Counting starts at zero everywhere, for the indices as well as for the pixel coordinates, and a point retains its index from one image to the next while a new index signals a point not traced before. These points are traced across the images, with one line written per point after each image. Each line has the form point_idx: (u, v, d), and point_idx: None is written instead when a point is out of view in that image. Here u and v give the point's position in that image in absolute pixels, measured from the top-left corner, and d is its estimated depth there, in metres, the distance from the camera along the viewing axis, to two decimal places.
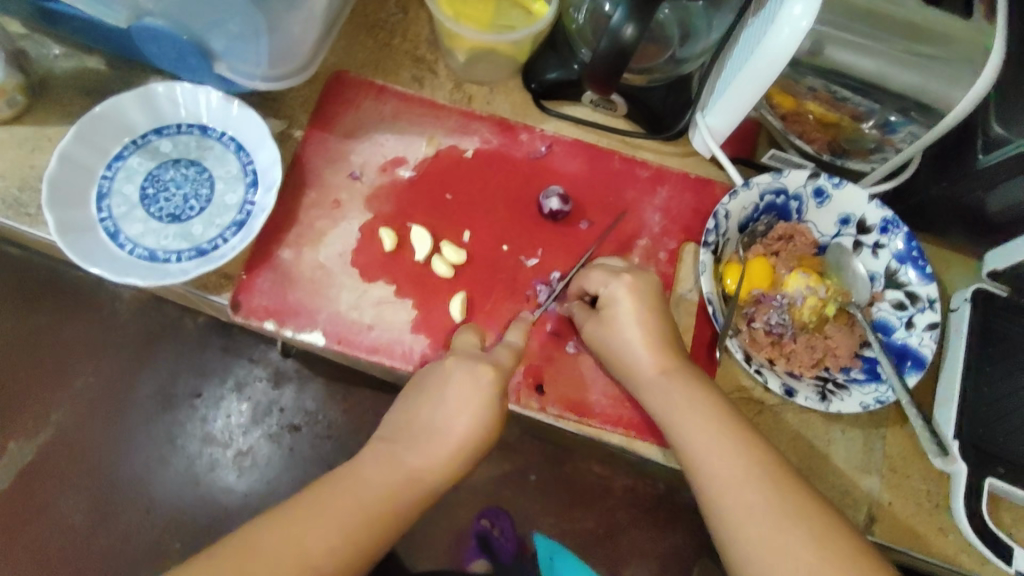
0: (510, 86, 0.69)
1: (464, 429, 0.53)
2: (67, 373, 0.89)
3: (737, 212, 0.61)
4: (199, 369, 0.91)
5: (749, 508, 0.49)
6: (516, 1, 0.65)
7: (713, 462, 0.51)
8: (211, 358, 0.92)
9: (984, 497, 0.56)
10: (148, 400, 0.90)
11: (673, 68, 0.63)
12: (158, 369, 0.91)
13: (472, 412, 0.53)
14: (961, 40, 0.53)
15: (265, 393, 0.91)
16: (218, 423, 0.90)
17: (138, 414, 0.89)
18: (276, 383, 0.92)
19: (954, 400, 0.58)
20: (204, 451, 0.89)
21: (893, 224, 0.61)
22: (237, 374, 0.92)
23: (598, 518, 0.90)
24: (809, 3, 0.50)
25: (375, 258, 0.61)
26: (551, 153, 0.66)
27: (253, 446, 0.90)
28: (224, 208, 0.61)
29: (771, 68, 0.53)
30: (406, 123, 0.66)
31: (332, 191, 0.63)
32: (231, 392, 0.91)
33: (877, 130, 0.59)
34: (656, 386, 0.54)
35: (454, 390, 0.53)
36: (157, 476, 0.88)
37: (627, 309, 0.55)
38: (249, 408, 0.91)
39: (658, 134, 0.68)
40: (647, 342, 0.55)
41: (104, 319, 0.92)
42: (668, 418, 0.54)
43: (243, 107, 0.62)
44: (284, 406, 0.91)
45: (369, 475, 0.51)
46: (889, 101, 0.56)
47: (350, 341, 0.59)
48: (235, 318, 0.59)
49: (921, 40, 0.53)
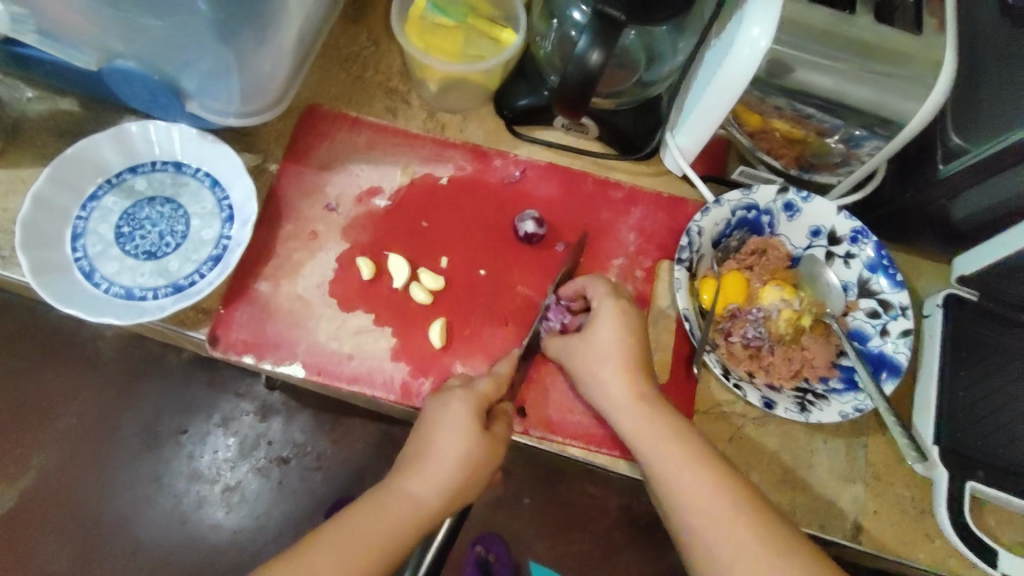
0: (482, 113, 0.70)
1: (457, 469, 0.52)
2: (47, 415, 0.88)
3: (709, 228, 0.62)
4: (184, 407, 0.91)
5: (720, 544, 0.49)
6: (484, 31, 0.66)
7: (687, 487, 0.51)
8: (197, 393, 0.91)
9: (966, 501, 0.56)
10: (131, 438, 0.89)
11: (641, 90, 0.65)
12: (142, 408, 0.90)
13: (461, 453, 0.52)
14: (916, 56, 0.53)
15: (251, 428, 0.91)
16: (205, 460, 0.89)
17: (122, 455, 0.88)
18: (263, 417, 0.92)
19: (932, 404, 0.58)
20: (192, 489, 0.88)
21: (862, 234, 0.62)
22: (223, 410, 0.91)
23: (591, 540, 0.93)
24: (765, 24, 0.52)
25: (353, 288, 0.61)
26: (524, 178, 0.67)
27: (241, 481, 0.89)
28: (200, 244, 0.62)
29: (732, 88, 0.55)
30: (380, 153, 0.67)
31: (308, 222, 0.63)
32: (218, 428, 0.90)
33: (842, 144, 0.60)
34: (635, 416, 0.53)
35: (448, 427, 0.52)
36: (144, 515, 0.87)
37: (609, 330, 0.55)
38: (236, 443, 0.90)
39: (629, 155, 0.69)
40: (620, 373, 0.54)
41: (85, 358, 0.91)
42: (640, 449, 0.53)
43: (217, 142, 0.63)
44: (272, 439, 0.91)
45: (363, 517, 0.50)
46: (851, 118, 0.57)
47: (330, 372, 0.58)
48: (213, 353, 0.59)
49: (874, 57, 0.54)
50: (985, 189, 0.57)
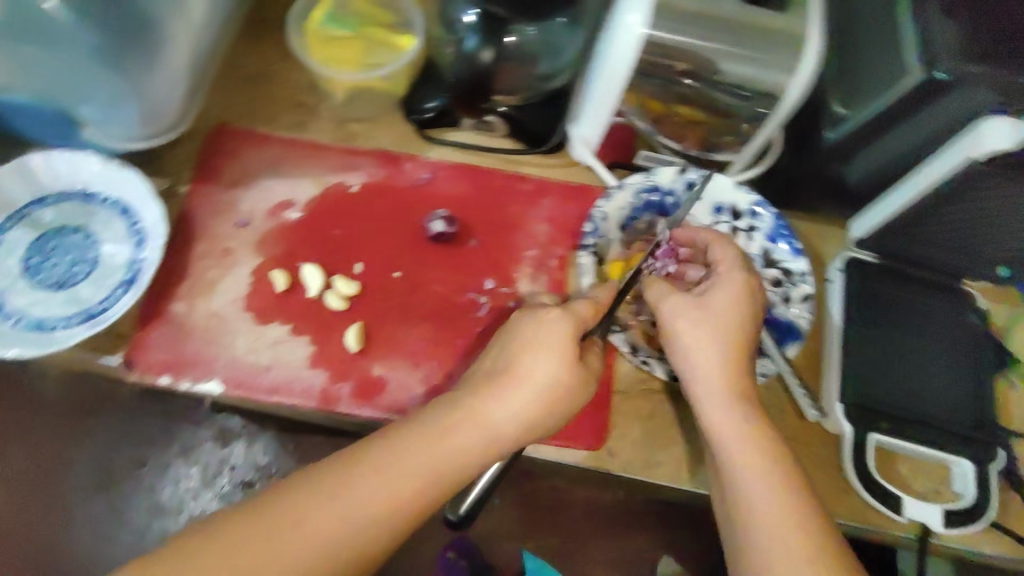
0: (391, 120, 0.71)
1: (503, 430, 0.50)
2: None
3: (614, 212, 0.64)
4: (139, 438, 0.89)
5: (779, 516, 0.49)
6: (382, 39, 0.67)
7: (764, 493, 0.50)
8: (150, 425, 0.90)
9: (871, 452, 0.58)
10: (85, 474, 0.88)
11: (540, 85, 0.65)
12: (93, 444, 0.89)
13: (520, 417, 0.51)
14: (785, 31, 0.55)
15: (212, 455, 0.90)
16: (166, 491, 0.89)
17: (77, 492, 0.88)
18: (224, 443, 0.91)
19: (836, 363, 0.60)
20: (153, 523, 0.89)
21: (762, 207, 0.64)
22: (181, 440, 0.90)
23: (559, 532, 0.91)
24: (644, 12, 0.54)
25: (268, 300, 0.62)
26: (434, 179, 0.69)
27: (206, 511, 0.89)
28: (112, 270, 0.62)
29: (617, 76, 0.58)
30: (289, 166, 0.68)
31: (221, 240, 0.64)
32: (178, 459, 0.90)
33: (746, 122, 0.61)
34: (722, 389, 0.53)
35: (517, 381, 0.51)
36: (107, 552, 0.87)
37: (730, 288, 0.55)
38: (198, 472, 0.90)
39: (536, 148, 0.71)
40: (724, 381, 0.53)
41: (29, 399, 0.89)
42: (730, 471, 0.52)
43: (122, 168, 0.63)
44: (234, 465, 0.91)
45: (400, 463, 0.48)
46: (740, 99, 0.58)
47: (249, 385, 0.59)
48: (130, 377, 0.59)
49: (748, 35, 0.55)
50: (877, 150, 0.60)
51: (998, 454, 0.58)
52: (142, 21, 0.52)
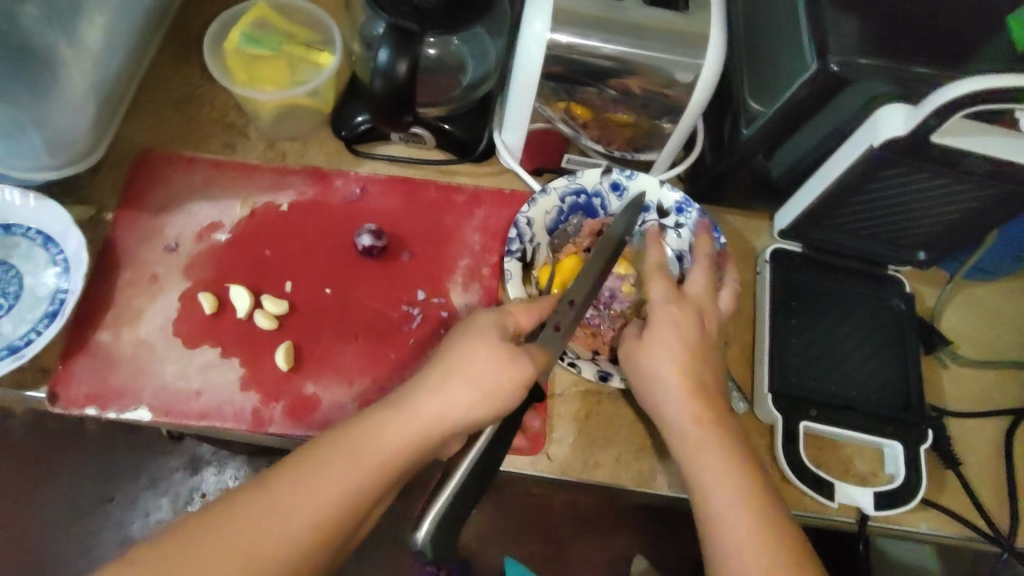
0: (322, 137, 0.72)
1: (462, 412, 0.49)
2: None
3: (541, 216, 0.64)
4: (101, 475, 1.05)
5: (739, 520, 0.49)
6: (303, 56, 0.67)
7: (725, 495, 0.50)
8: (116, 460, 1.05)
9: (802, 440, 0.58)
10: (85, 503, 1.03)
11: (469, 94, 0.68)
12: (102, 468, 1.05)
13: (476, 398, 0.50)
14: (682, 32, 0.56)
15: (182, 484, 1.05)
16: (155, 517, 1.03)
17: (93, 520, 1.02)
18: (194, 470, 1.05)
19: (766, 354, 0.61)
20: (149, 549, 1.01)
21: (686, 205, 0.66)
22: (150, 471, 1.05)
23: (542, 538, 1.02)
24: (546, 19, 0.55)
25: (197, 324, 0.61)
26: (365, 195, 0.69)
27: None
28: (34, 302, 0.61)
29: (529, 82, 0.59)
30: (218, 189, 0.68)
31: (148, 266, 0.63)
32: (148, 489, 1.04)
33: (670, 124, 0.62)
34: (686, 396, 0.54)
35: (467, 365, 0.50)
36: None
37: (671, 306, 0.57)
38: (167, 501, 1.04)
39: (466, 157, 0.71)
40: (684, 386, 0.54)
41: None
42: (689, 466, 0.52)
43: (42, 199, 0.62)
44: (204, 490, 1.05)
45: (356, 450, 0.47)
46: (654, 104, 0.60)
47: (178, 412, 0.58)
48: (55, 410, 0.58)
49: (648, 36, 0.56)
50: (794, 142, 0.61)
51: (928, 434, 0.59)
52: (30, 50, 0.49)
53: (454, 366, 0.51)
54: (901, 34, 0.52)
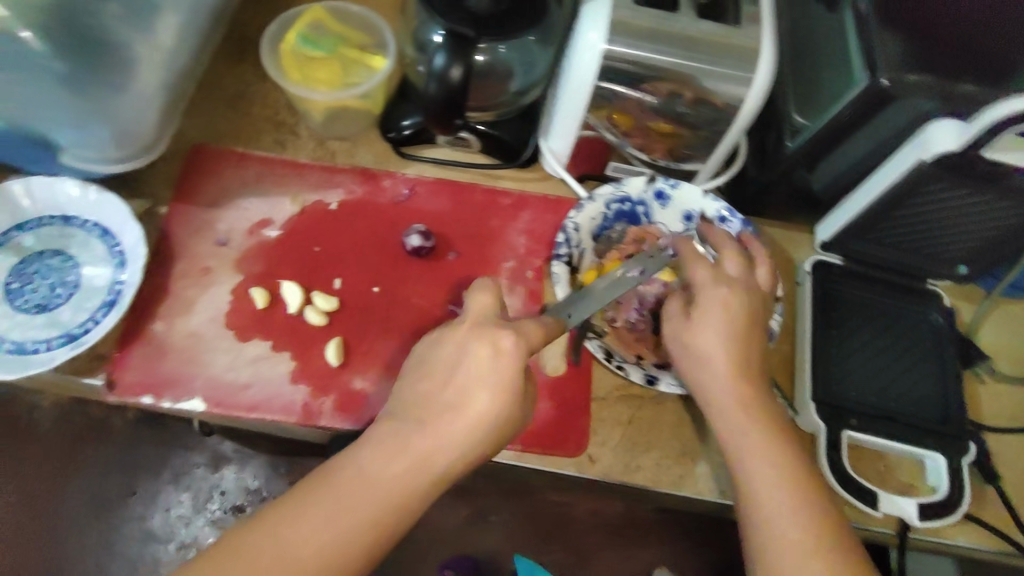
0: (371, 137, 0.74)
1: (472, 421, 0.48)
2: None
3: (586, 222, 0.65)
4: (128, 468, 1.03)
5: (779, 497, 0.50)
6: (358, 59, 0.69)
7: (764, 467, 0.51)
8: (144, 451, 1.04)
9: (845, 449, 0.58)
10: (111, 495, 1.02)
11: (516, 100, 0.69)
12: (116, 469, 1.03)
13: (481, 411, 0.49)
14: (741, 47, 0.56)
15: (204, 480, 1.04)
16: (168, 522, 1.02)
17: (111, 520, 1.01)
18: (216, 467, 1.04)
19: (808, 364, 0.62)
20: (175, 549, 1.01)
21: (729, 214, 0.66)
22: (173, 466, 1.04)
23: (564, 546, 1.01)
24: (601, 27, 0.56)
25: (248, 317, 0.62)
26: (413, 196, 0.71)
27: (196, 535, 1.01)
28: (93, 292, 0.63)
29: (581, 88, 0.59)
30: (269, 185, 0.69)
31: (200, 259, 0.64)
32: (169, 484, 1.03)
33: (708, 132, 0.63)
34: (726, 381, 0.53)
35: (472, 375, 0.49)
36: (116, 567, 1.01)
37: (717, 303, 0.55)
38: (189, 498, 1.03)
39: (511, 163, 0.73)
40: (730, 364, 0.54)
41: None
42: (729, 434, 0.53)
43: (102, 192, 0.64)
44: (225, 489, 1.03)
45: (367, 477, 0.46)
46: (698, 113, 0.60)
47: (229, 403, 0.59)
48: (110, 397, 0.59)
49: (697, 47, 0.57)
50: (837, 156, 0.63)
51: (969, 446, 0.60)
52: (104, 42, 0.52)
53: (454, 397, 0.49)
54: (944, 54, 0.52)
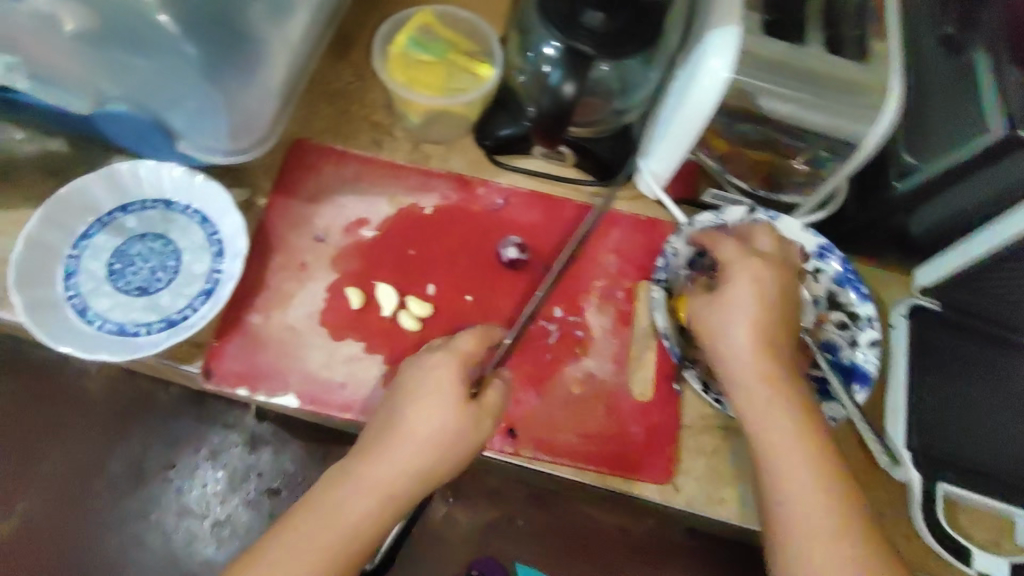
0: (465, 143, 0.73)
1: (436, 441, 0.52)
2: (34, 455, 0.89)
3: (685, 249, 0.65)
4: (171, 442, 0.90)
5: (808, 487, 0.51)
6: (464, 66, 0.69)
7: (794, 455, 0.52)
8: (183, 425, 0.90)
9: (941, 502, 0.59)
10: (120, 476, 0.88)
11: (615, 119, 0.68)
12: (131, 443, 0.89)
13: (425, 435, 0.52)
14: (871, 85, 0.56)
15: (240, 460, 0.90)
16: (193, 494, 0.89)
17: (114, 491, 0.88)
18: (252, 448, 0.90)
19: (902, 411, 0.61)
20: (181, 526, 0.88)
21: (828, 249, 0.65)
22: (210, 443, 0.90)
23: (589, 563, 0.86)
24: (726, 56, 0.55)
25: (344, 317, 0.63)
26: (506, 206, 0.70)
27: (231, 515, 0.88)
28: (192, 278, 0.63)
29: (700, 116, 0.58)
30: (367, 184, 0.69)
31: (298, 254, 0.65)
32: (206, 461, 0.89)
33: (806, 164, 0.63)
34: (755, 368, 0.54)
35: (418, 405, 0.53)
36: (135, 556, 0.87)
37: (744, 288, 0.55)
38: (225, 476, 0.89)
39: (606, 181, 0.72)
40: (756, 346, 0.54)
41: (72, 397, 0.91)
42: (759, 422, 0.53)
43: (208, 180, 0.64)
44: (261, 471, 0.90)
45: (332, 504, 0.52)
46: (811, 139, 0.60)
47: (323, 401, 0.60)
48: (207, 385, 0.60)
49: (817, 81, 0.57)
50: (938, 202, 0.60)
51: None
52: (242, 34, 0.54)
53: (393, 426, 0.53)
54: None
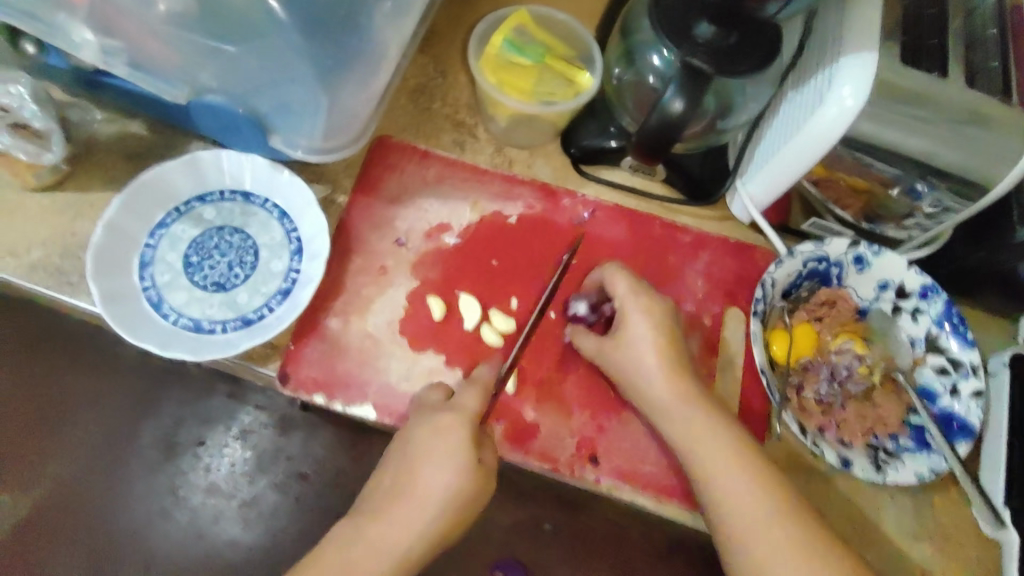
0: (550, 150, 0.70)
1: (445, 499, 0.52)
2: (65, 421, 0.87)
3: (782, 280, 0.62)
4: (202, 419, 0.88)
5: (775, 550, 0.52)
6: (559, 71, 0.66)
7: (745, 514, 0.53)
8: (215, 406, 0.88)
9: None
10: (148, 450, 0.87)
11: (712, 137, 0.64)
12: (161, 417, 0.88)
13: (437, 492, 0.52)
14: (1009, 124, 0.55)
15: (269, 442, 0.88)
16: (222, 472, 0.87)
17: (147, 468, 0.86)
18: (282, 432, 0.89)
19: (1001, 465, 0.59)
20: (207, 502, 0.86)
21: (932, 290, 0.62)
22: (240, 423, 0.89)
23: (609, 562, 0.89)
24: (857, 84, 0.52)
25: (425, 327, 0.61)
26: (592, 219, 0.67)
27: (257, 496, 0.87)
28: (270, 276, 0.61)
29: (816, 144, 0.55)
30: (450, 187, 0.66)
31: (378, 257, 0.63)
32: (234, 441, 0.88)
33: (903, 196, 0.60)
34: (681, 415, 0.56)
35: (428, 457, 0.53)
36: (156, 529, 0.85)
37: (641, 327, 0.58)
38: (252, 457, 0.88)
39: (697, 200, 0.69)
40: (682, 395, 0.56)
41: (107, 366, 0.89)
42: (713, 484, 0.54)
43: (292, 176, 0.62)
44: (290, 455, 0.88)
45: (338, 568, 0.51)
46: (909, 169, 0.57)
47: (402, 414, 0.58)
48: (283, 390, 0.58)
49: (929, 110, 0.55)
50: None
51: None
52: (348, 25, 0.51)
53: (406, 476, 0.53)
54: None
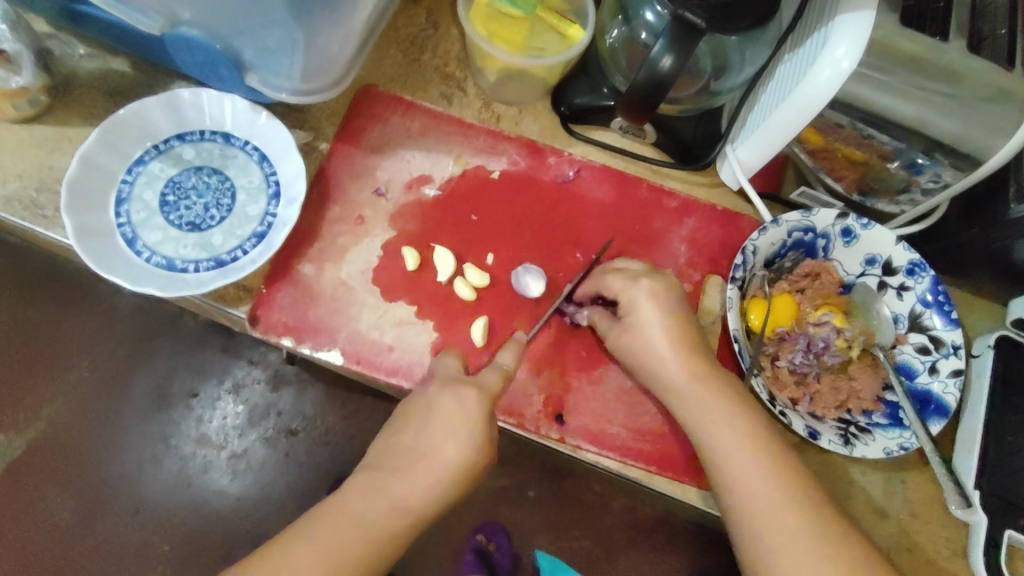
0: (539, 107, 0.68)
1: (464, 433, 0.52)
2: (56, 364, 0.87)
3: (765, 247, 0.60)
4: (194, 369, 0.89)
5: (786, 528, 0.49)
6: (551, 23, 0.64)
7: (756, 491, 0.51)
8: (210, 357, 0.90)
9: (1003, 549, 0.55)
10: (141, 398, 0.88)
11: (705, 99, 0.62)
12: (152, 367, 0.89)
13: (462, 426, 0.52)
14: (1017, 96, 0.53)
15: (262, 396, 0.89)
16: (213, 425, 0.88)
17: (133, 414, 0.87)
18: (274, 387, 0.90)
19: (976, 446, 0.58)
20: (198, 452, 0.87)
21: (920, 267, 0.60)
22: (234, 376, 0.89)
23: (591, 535, 0.89)
24: (852, 45, 0.49)
25: (398, 278, 0.60)
26: (577, 179, 0.66)
27: (247, 449, 0.88)
28: (245, 220, 0.60)
29: (806, 111, 0.53)
30: (433, 140, 0.65)
31: (356, 207, 0.62)
32: (227, 394, 0.89)
33: (903, 170, 0.58)
34: (690, 393, 0.54)
35: (441, 412, 0.52)
36: (148, 476, 0.86)
37: (649, 310, 0.55)
38: (245, 410, 0.89)
39: (686, 164, 0.67)
40: (688, 372, 0.54)
41: (98, 311, 0.89)
42: (724, 458, 0.52)
43: (272, 118, 0.61)
44: (281, 411, 0.89)
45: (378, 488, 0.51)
46: (914, 141, 0.55)
47: (370, 362, 0.58)
48: (253, 332, 0.58)
49: (933, 76, 0.53)
50: None
51: None
52: None
53: (410, 440, 0.52)
54: None
